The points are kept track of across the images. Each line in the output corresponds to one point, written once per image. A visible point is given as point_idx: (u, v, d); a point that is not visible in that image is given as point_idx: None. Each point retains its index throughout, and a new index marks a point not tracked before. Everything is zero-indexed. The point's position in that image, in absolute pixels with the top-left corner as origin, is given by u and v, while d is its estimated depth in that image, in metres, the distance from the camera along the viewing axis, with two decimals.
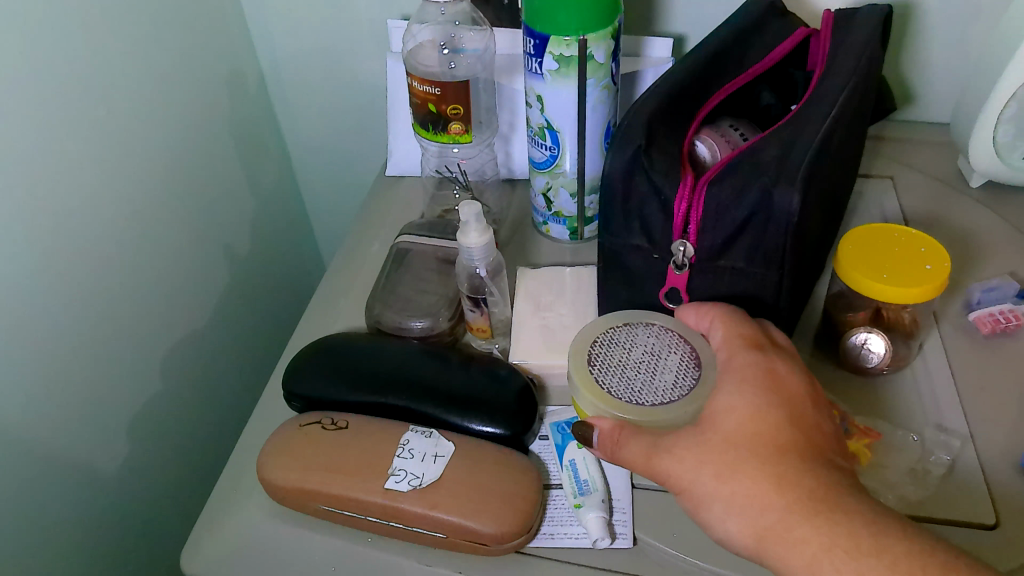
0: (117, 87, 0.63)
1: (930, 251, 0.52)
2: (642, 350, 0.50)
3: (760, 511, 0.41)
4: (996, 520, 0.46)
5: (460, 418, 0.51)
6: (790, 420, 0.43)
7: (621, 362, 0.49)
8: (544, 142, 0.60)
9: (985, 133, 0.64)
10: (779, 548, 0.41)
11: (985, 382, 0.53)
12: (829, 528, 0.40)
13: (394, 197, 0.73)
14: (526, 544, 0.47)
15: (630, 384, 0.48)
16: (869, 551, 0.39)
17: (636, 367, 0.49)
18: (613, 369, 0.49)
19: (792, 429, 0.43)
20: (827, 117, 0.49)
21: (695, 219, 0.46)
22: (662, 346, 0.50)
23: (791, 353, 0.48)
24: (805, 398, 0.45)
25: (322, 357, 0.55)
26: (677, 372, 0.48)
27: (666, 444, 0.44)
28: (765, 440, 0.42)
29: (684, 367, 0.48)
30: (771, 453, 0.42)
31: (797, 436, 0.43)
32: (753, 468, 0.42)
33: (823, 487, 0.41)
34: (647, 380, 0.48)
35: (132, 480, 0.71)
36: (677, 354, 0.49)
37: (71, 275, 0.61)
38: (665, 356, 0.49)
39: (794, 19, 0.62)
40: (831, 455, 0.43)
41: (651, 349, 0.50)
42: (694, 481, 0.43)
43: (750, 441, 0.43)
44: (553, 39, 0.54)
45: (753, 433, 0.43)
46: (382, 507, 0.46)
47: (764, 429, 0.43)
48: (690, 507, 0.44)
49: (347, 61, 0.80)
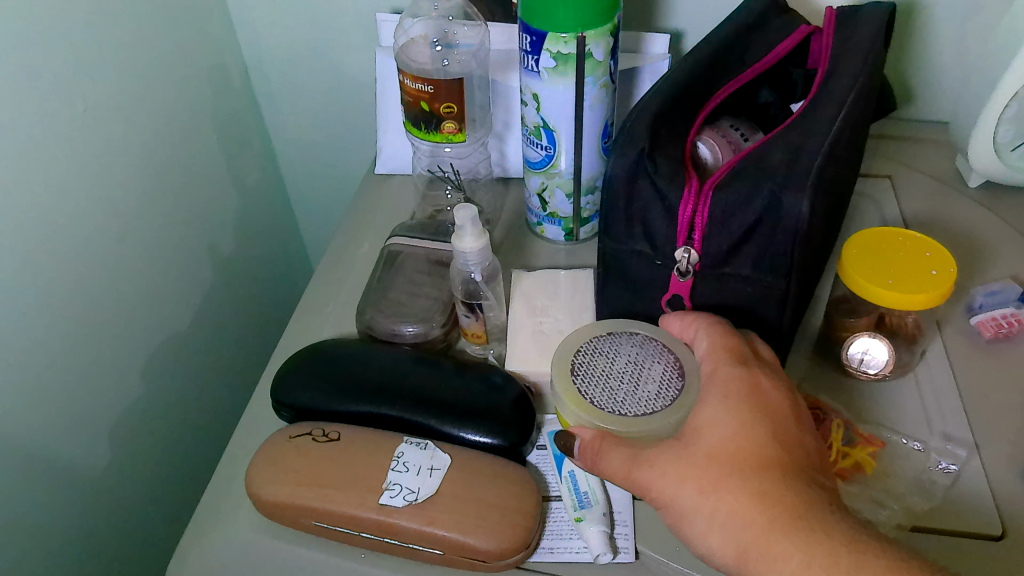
0: (95, 83, 0.60)
1: (936, 256, 0.51)
2: (625, 360, 0.48)
3: (741, 527, 0.40)
4: (1002, 531, 0.45)
5: (456, 428, 0.49)
6: (772, 436, 0.42)
7: (604, 372, 0.48)
8: (540, 141, 0.58)
9: (985, 133, 0.63)
10: (759, 564, 0.40)
11: (989, 388, 0.53)
12: (809, 544, 0.39)
13: (384, 196, 0.71)
14: (526, 559, 0.46)
15: (613, 394, 0.46)
16: (846, 568, 0.38)
17: (619, 377, 0.47)
18: (596, 379, 0.47)
19: (774, 446, 0.42)
20: (835, 119, 0.48)
21: (700, 225, 0.45)
22: (646, 356, 0.48)
23: (775, 367, 0.46)
24: (788, 414, 0.44)
25: (310, 364, 0.53)
26: (660, 382, 0.47)
27: (648, 457, 0.43)
28: (747, 456, 0.41)
29: (668, 376, 0.47)
30: (753, 469, 0.41)
31: (779, 453, 0.42)
32: (735, 484, 0.41)
33: (805, 503, 0.40)
34: (630, 391, 0.46)
35: (115, 488, 0.69)
36: (660, 363, 0.48)
37: (48, 279, 0.58)
38: (648, 366, 0.47)
39: (795, 15, 0.61)
40: (813, 471, 0.42)
41: (634, 357, 0.48)
42: (675, 494, 0.42)
43: (733, 457, 0.41)
44: (551, 35, 0.52)
45: (735, 449, 0.42)
46: (377, 524, 0.45)
47: (747, 445, 0.42)
48: (673, 521, 0.43)
49: (334, 54, 0.78)
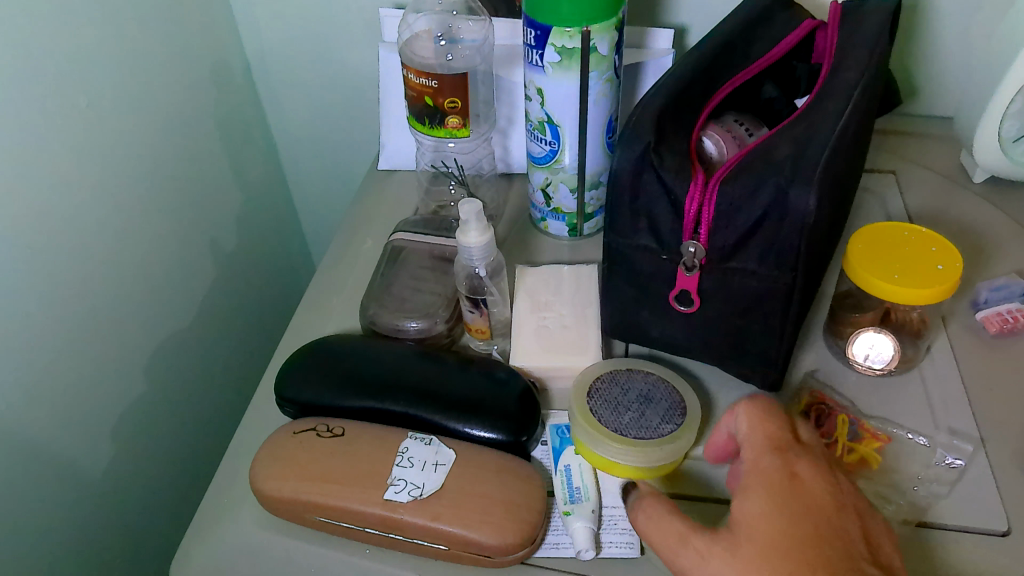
0: (97, 77, 0.60)
1: (942, 251, 0.50)
2: (637, 393, 0.51)
3: None
4: (1008, 527, 0.45)
5: (460, 424, 0.49)
6: (811, 521, 0.42)
7: (617, 399, 0.50)
8: (544, 136, 0.58)
9: (990, 129, 0.63)
10: None
11: (994, 383, 0.52)
12: None
13: (387, 192, 0.71)
14: (531, 555, 0.46)
15: (620, 418, 0.49)
16: None
17: (628, 406, 0.50)
18: (609, 403, 0.50)
19: (812, 531, 0.42)
20: (842, 113, 0.48)
21: (707, 218, 0.45)
22: (656, 394, 0.51)
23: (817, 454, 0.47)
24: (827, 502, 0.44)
25: (313, 359, 0.53)
26: (663, 417, 0.49)
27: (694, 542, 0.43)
28: (783, 537, 0.42)
29: (672, 413, 0.49)
30: (791, 549, 0.41)
31: (817, 538, 0.42)
32: (772, 561, 0.41)
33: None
34: (635, 419, 0.49)
35: (118, 484, 0.68)
36: (667, 401, 0.50)
37: (49, 274, 0.58)
38: (656, 402, 0.50)
39: (800, 10, 0.60)
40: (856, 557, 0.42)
41: (645, 393, 0.51)
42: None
43: (770, 539, 0.42)
44: (555, 30, 0.52)
45: (772, 532, 0.42)
46: (381, 519, 0.45)
47: (784, 527, 0.42)
48: None
49: (336, 49, 0.78)
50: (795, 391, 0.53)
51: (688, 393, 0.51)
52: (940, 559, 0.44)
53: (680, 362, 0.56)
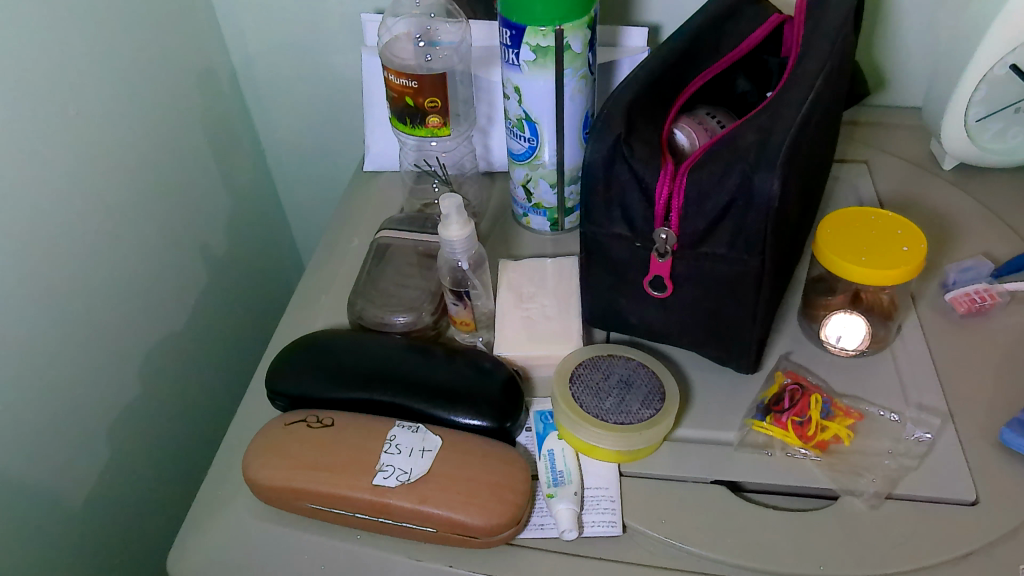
0: (86, 85, 0.62)
1: (907, 233, 0.52)
2: (617, 378, 0.52)
3: None
4: (977, 497, 0.47)
5: (446, 411, 0.50)
6: None
7: (598, 385, 0.52)
8: (523, 133, 0.60)
9: (956, 116, 0.65)
10: None
11: (962, 360, 0.54)
12: None
13: (372, 192, 0.72)
14: (517, 536, 0.47)
15: (600, 403, 0.51)
16: None
17: (609, 391, 0.52)
18: (590, 388, 0.52)
19: None
20: (805, 102, 0.49)
21: (677, 205, 0.47)
22: (636, 378, 0.52)
23: None
24: None
25: (304, 354, 0.55)
26: (643, 402, 0.51)
27: None
28: None
29: (651, 398, 0.51)
30: None
31: None
32: None
33: None
34: (616, 403, 0.51)
35: (115, 485, 0.70)
36: (647, 387, 0.52)
37: (43, 278, 0.59)
38: (637, 386, 0.52)
39: (768, 5, 0.62)
40: None
41: (626, 379, 0.52)
42: None
43: None
44: (529, 29, 0.53)
45: None
46: (370, 504, 0.46)
47: None
48: None
49: (320, 54, 0.79)
50: (770, 372, 0.55)
51: (667, 376, 0.53)
52: (910, 528, 0.46)
53: (660, 348, 0.57)
